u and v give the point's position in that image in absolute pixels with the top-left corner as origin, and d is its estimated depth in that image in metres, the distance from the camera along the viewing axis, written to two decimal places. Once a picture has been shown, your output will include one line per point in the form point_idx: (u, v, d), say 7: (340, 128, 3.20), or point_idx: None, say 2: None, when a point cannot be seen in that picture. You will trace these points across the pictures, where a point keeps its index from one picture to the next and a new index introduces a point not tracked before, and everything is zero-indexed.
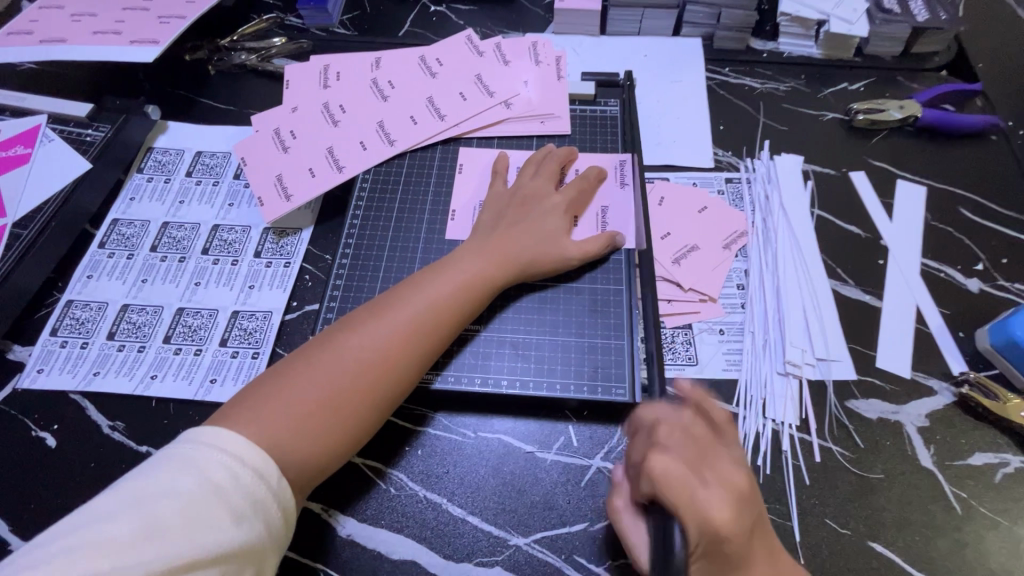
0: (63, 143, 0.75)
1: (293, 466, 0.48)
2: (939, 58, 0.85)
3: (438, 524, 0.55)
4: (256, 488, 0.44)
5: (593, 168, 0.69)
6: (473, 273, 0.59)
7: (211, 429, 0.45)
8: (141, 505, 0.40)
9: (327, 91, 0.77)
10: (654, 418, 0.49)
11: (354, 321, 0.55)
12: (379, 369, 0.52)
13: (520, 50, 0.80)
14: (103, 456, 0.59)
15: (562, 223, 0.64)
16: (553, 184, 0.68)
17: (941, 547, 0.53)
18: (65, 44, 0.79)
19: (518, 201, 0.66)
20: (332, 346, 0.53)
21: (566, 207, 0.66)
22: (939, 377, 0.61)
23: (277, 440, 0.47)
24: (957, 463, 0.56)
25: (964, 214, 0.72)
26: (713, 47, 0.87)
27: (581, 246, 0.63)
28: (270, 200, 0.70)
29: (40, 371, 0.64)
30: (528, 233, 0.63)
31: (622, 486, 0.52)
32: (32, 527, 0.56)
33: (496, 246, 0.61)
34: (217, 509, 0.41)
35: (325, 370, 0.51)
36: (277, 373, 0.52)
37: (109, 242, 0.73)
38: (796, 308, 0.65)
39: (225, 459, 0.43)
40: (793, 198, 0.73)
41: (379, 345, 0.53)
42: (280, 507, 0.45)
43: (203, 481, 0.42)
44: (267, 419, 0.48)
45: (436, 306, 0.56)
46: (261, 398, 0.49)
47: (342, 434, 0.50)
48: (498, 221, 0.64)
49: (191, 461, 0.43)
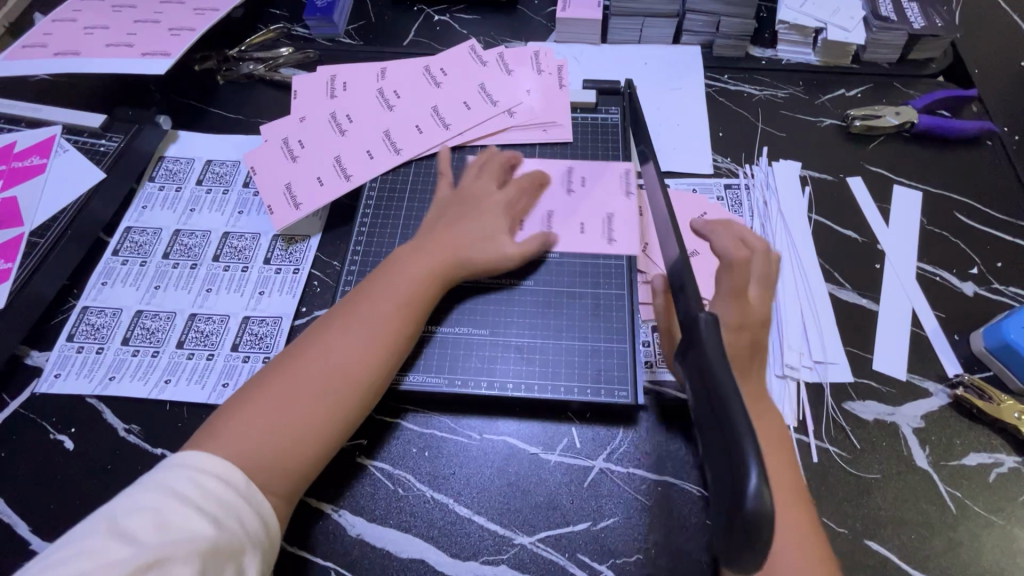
0: (78, 153, 0.77)
1: (264, 476, 0.49)
2: (935, 64, 0.86)
3: (445, 523, 0.56)
4: (223, 492, 0.46)
5: (536, 174, 0.71)
6: (424, 274, 0.60)
7: (180, 453, 0.48)
8: (114, 521, 0.42)
9: (334, 101, 0.79)
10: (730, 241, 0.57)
11: (308, 336, 0.57)
12: (335, 376, 0.54)
13: (522, 58, 0.81)
14: (119, 458, 0.61)
15: (503, 220, 0.65)
16: (496, 183, 0.69)
17: (936, 545, 0.54)
18: (79, 56, 0.81)
19: (459, 199, 0.68)
20: (293, 360, 0.55)
21: (506, 204, 0.67)
22: (934, 379, 0.62)
23: (242, 455, 0.49)
24: (952, 463, 0.58)
25: (960, 218, 0.73)
26: (712, 54, 0.89)
27: (519, 242, 0.64)
28: (279, 208, 0.72)
29: (57, 376, 0.66)
30: (470, 231, 0.64)
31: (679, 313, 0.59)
32: (52, 527, 0.58)
33: (442, 246, 0.62)
34: (185, 512, 0.43)
35: (282, 385, 0.53)
36: (239, 394, 0.54)
37: (123, 250, 0.74)
38: (795, 313, 0.66)
39: (190, 472, 0.46)
40: (791, 203, 0.74)
41: (332, 354, 0.55)
42: (251, 509, 0.47)
43: (170, 492, 0.44)
44: (230, 438, 0.50)
45: (386, 309, 0.58)
46: (223, 419, 0.51)
47: (310, 439, 0.52)
48: (439, 220, 0.66)
49: (158, 479, 0.45)
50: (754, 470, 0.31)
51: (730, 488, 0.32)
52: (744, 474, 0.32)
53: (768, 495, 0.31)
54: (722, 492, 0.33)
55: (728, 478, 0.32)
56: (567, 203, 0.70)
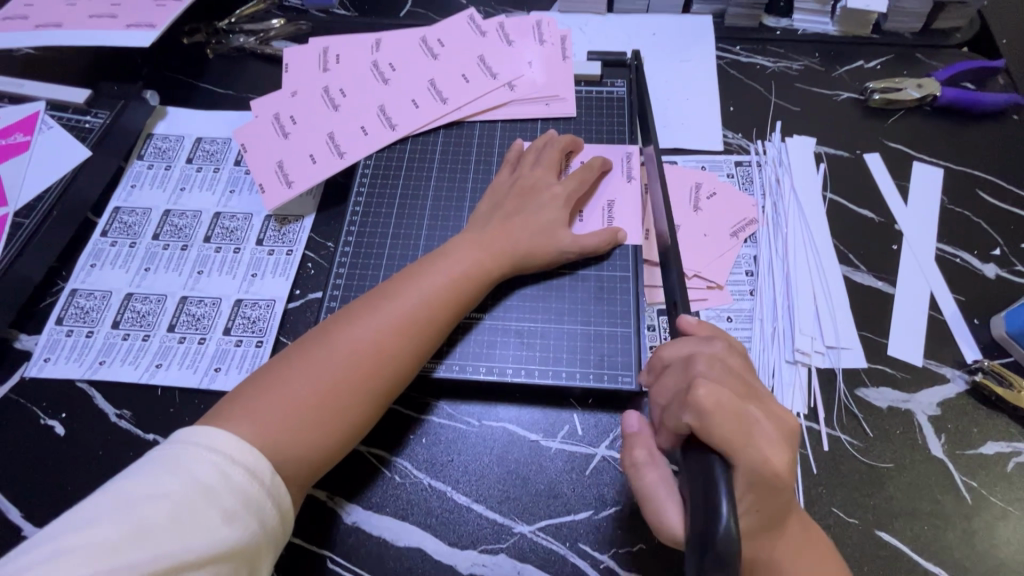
0: (62, 130, 0.74)
1: (291, 460, 0.48)
2: (960, 33, 0.82)
3: (443, 511, 0.55)
4: (248, 487, 0.44)
5: (598, 158, 0.67)
6: (470, 264, 0.58)
7: (203, 429, 0.46)
8: (130, 507, 0.40)
9: (327, 75, 0.75)
10: (683, 352, 0.48)
11: (348, 315, 0.55)
12: (374, 362, 0.52)
13: (523, 29, 0.77)
14: (110, 444, 0.60)
15: (563, 216, 0.63)
16: (555, 173, 0.66)
17: (951, 536, 0.52)
18: (61, 29, 0.77)
19: (518, 190, 0.64)
20: (328, 339, 0.53)
21: (567, 198, 0.64)
22: (952, 365, 0.60)
23: (274, 434, 0.47)
24: (969, 452, 0.55)
25: (982, 197, 0.70)
26: (724, 24, 0.84)
27: (580, 240, 0.61)
28: (271, 186, 0.69)
29: (47, 360, 0.64)
30: (528, 226, 0.61)
31: (641, 434, 0.48)
32: (42, 512, 0.57)
33: (492, 236, 0.60)
34: (208, 511, 0.41)
35: (321, 365, 0.51)
36: (272, 368, 0.52)
37: (112, 231, 0.72)
38: (807, 296, 0.63)
39: (216, 460, 0.44)
40: (805, 181, 0.71)
41: (373, 338, 0.53)
42: (274, 506, 0.45)
43: (192, 483, 0.42)
44: (261, 414, 0.48)
45: (432, 298, 0.55)
46: (252, 395, 0.49)
47: (337, 425, 0.50)
48: (496, 212, 0.63)
49: (182, 463, 0.43)
50: (725, 504, 0.36)
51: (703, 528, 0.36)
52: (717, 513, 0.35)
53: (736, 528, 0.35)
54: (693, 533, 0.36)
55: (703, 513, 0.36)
56: (609, 185, 0.67)
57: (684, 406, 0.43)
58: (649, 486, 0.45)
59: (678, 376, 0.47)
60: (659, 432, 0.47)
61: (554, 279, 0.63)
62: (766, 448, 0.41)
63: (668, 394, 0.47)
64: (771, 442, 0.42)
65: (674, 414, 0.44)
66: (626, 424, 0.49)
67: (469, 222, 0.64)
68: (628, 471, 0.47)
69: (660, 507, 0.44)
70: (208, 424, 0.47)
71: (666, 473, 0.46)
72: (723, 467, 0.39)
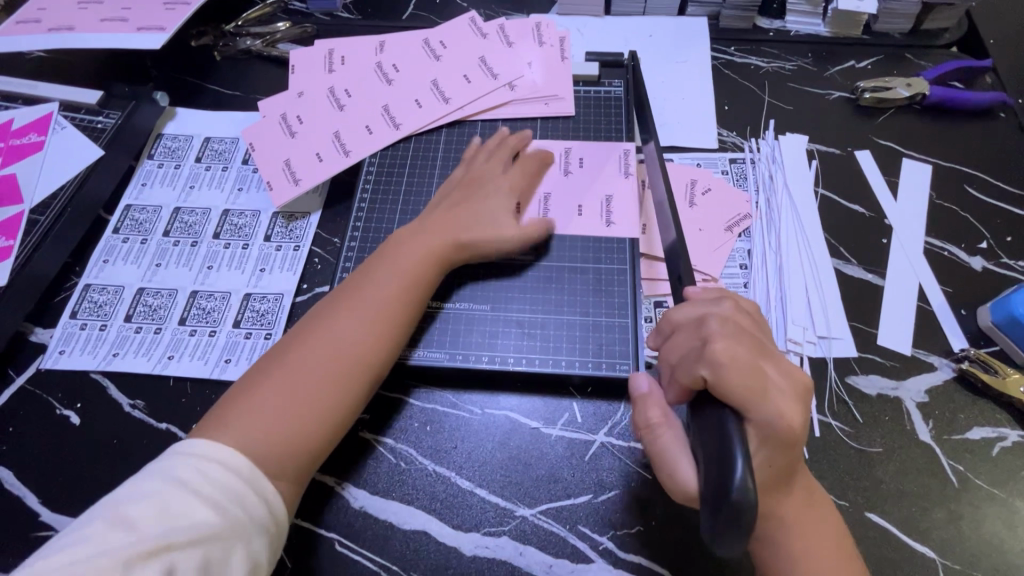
0: (75, 130, 0.76)
1: (280, 455, 0.50)
2: (948, 34, 0.84)
3: (448, 495, 0.57)
4: (227, 479, 0.46)
5: (536, 153, 0.70)
6: (429, 256, 0.60)
7: (185, 440, 0.49)
8: (117, 509, 0.43)
9: (333, 75, 0.77)
10: (695, 314, 0.45)
11: (312, 321, 0.56)
12: (343, 359, 0.54)
13: (523, 31, 0.79)
14: (125, 433, 0.62)
15: (508, 204, 0.65)
16: (503, 164, 0.68)
17: (938, 517, 0.54)
18: (73, 32, 0.79)
19: (466, 183, 0.67)
20: (298, 347, 0.54)
21: (512, 188, 0.66)
22: (940, 354, 0.62)
23: (256, 439, 0.49)
24: (955, 437, 0.57)
25: (969, 192, 0.72)
26: (719, 26, 0.87)
27: (521, 227, 0.64)
28: (278, 184, 0.71)
29: (62, 352, 0.66)
30: (477, 215, 0.63)
31: (650, 397, 0.46)
32: (60, 499, 0.59)
33: (441, 225, 0.62)
34: (187, 500, 0.44)
35: (294, 371, 0.53)
36: (248, 378, 0.54)
37: (124, 228, 0.74)
38: (799, 288, 0.65)
39: (193, 459, 0.46)
40: (797, 178, 0.73)
41: (340, 337, 0.55)
42: (255, 495, 0.47)
43: (170, 480, 0.45)
44: (240, 425, 0.50)
45: (391, 293, 0.57)
46: (229, 409, 0.51)
47: (318, 422, 0.52)
48: (444, 200, 0.66)
49: (162, 467, 0.46)
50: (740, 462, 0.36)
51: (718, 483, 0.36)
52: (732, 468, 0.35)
53: (751, 483, 0.35)
54: (710, 488, 0.37)
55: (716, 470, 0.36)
56: (564, 185, 0.69)
57: (698, 361, 0.42)
58: (665, 448, 0.45)
59: (690, 334, 0.44)
60: (668, 391, 0.46)
61: (531, 270, 0.65)
62: (782, 404, 0.41)
63: (679, 352, 0.44)
64: (787, 399, 0.41)
65: (685, 373, 0.42)
66: (633, 386, 0.48)
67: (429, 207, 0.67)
68: (642, 431, 0.46)
69: (675, 466, 0.44)
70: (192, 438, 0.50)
71: (680, 433, 0.45)
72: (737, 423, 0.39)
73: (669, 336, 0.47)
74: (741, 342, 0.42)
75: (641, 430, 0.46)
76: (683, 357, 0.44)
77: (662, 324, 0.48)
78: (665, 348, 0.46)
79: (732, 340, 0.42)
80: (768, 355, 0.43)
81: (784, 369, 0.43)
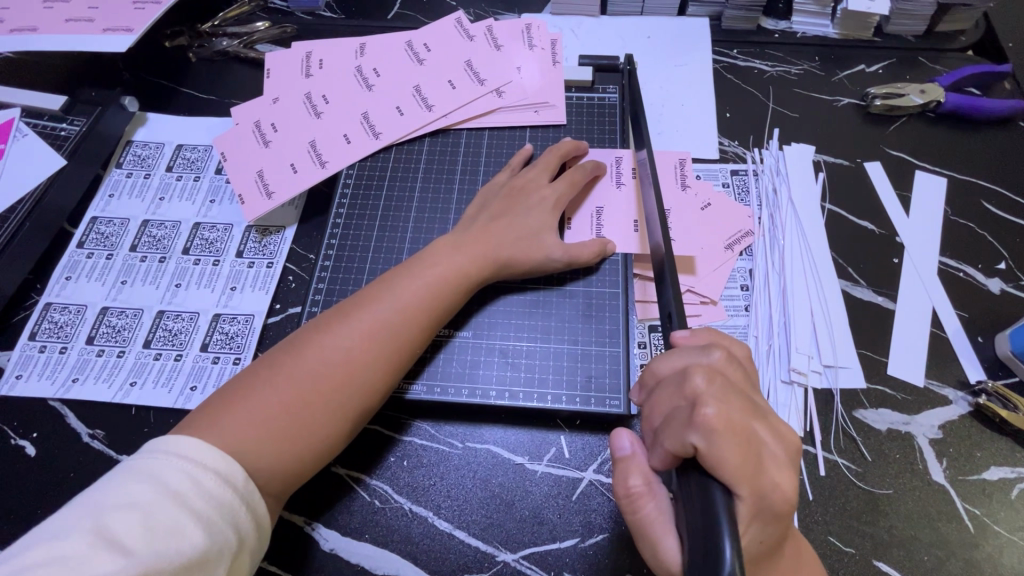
0: (38, 138, 0.72)
1: (260, 473, 0.46)
2: (964, 37, 0.79)
3: (424, 538, 0.53)
4: (222, 493, 0.42)
5: (590, 162, 0.65)
6: (450, 267, 0.56)
7: (172, 438, 0.44)
8: (100, 518, 0.38)
9: (310, 81, 0.73)
10: (678, 368, 0.42)
11: (323, 322, 0.53)
12: (351, 370, 0.50)
13: (513, 33, 0.75)
14: (82, 465, 0.58)
15: (552, 222, 0.61)
16: (549, 175, 0.64)
17: (951, 567, 0.50)
18: (36, 33, 0.75)
19: (508, 191, 0.63)
20: (304, 347, 0.51)
21: (557, 204, 0.62)
22: (954, 386, 0.57)
23: (246, 444, 0.45)
24: (971, 478, 0.53)
25: (987, 208, 0.67)
26: (720, 27, 0.82)
27: (567, 249, 0.59)
28: (250, 197, 0.67)
29: (19, 377, 0.62)
30: (511, 228, 0.60)
31: (631, 461, 0.42)
32: (10, 537, 0.55)
33: (472, 238, 0.59)
34: (180, 516, 0.39)
35: (296, 373, 0.49)
36: (244, 376, 0.50)
37: (88, 242, 0.70)
38: (803, 311, 0.61)
39: (187, 466, 0.42)
40: (802, 192, 0.68)
41: (349, 345, 0.51)
42: (249, 513, 0.43)
43: (162, 489, 0.40)
44: (232, 425, 0.46)
45: (408, 303, 0.54)
46: (222, 405, 0.47)
47: (311, 437, 0.48)
48: (482, 213, 0.62)
49: (151, 470, 0.41)
50: (728, 545, 0.33)
51: (704, 562, 0.33)
52: (721, 551, 0.32)
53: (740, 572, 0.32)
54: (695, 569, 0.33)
55: (704, 554, 0.33)
56: (614, 195, 0.65)
57: (687, 427, 0.38)
58: (647, 519, 0.41)
59: (674, 392, 0.41)
60: (652, 454, 0.42)
61: (548, 287, 0.61)
62: (777, 473, 0.37)
63: (663, 413, 0.41)
64: (779, 464, 0.38)
65: (672, 439, 0.38)
66: (615, 446, 0.44)
67: (458, 223, 0.63)
68: (623, 500, 0.42)
69: (658, 541, 0.40)
70: (178, 433, 0.45)
71: (663, 503, 0.42)
72: (726, 498, 0.35)
73: (653, 391, 0.43)
74: (733, 401, 0.39)
75: (621, 499, 0.42)
76: (669, 418, 0.40)
77: (646, 377, 0.45)
78: (650, 405, 0.43)
79: (725, 401, 0.38)
80: (763, 416, 0.40)
81: (779, 433, 0.40)
